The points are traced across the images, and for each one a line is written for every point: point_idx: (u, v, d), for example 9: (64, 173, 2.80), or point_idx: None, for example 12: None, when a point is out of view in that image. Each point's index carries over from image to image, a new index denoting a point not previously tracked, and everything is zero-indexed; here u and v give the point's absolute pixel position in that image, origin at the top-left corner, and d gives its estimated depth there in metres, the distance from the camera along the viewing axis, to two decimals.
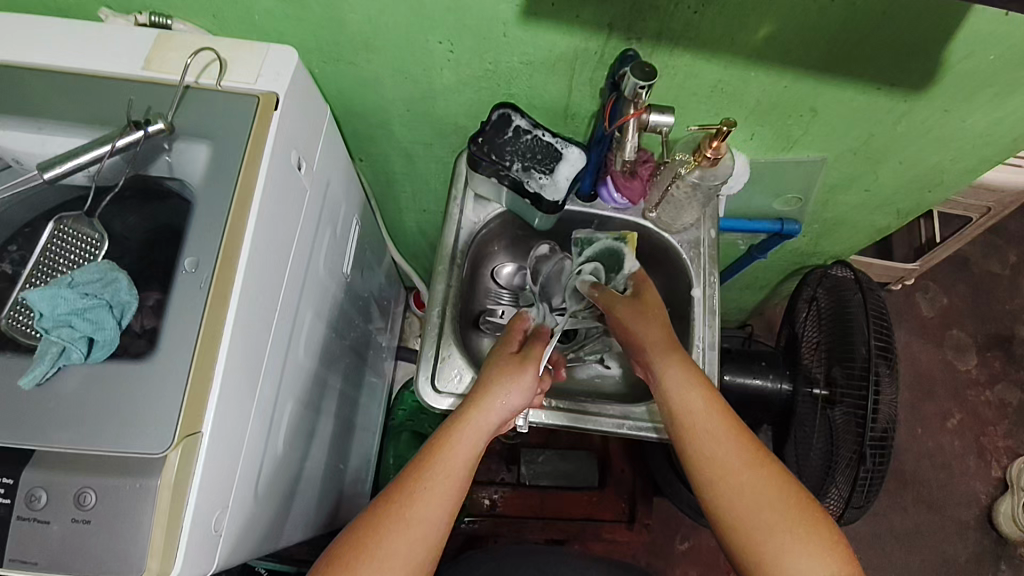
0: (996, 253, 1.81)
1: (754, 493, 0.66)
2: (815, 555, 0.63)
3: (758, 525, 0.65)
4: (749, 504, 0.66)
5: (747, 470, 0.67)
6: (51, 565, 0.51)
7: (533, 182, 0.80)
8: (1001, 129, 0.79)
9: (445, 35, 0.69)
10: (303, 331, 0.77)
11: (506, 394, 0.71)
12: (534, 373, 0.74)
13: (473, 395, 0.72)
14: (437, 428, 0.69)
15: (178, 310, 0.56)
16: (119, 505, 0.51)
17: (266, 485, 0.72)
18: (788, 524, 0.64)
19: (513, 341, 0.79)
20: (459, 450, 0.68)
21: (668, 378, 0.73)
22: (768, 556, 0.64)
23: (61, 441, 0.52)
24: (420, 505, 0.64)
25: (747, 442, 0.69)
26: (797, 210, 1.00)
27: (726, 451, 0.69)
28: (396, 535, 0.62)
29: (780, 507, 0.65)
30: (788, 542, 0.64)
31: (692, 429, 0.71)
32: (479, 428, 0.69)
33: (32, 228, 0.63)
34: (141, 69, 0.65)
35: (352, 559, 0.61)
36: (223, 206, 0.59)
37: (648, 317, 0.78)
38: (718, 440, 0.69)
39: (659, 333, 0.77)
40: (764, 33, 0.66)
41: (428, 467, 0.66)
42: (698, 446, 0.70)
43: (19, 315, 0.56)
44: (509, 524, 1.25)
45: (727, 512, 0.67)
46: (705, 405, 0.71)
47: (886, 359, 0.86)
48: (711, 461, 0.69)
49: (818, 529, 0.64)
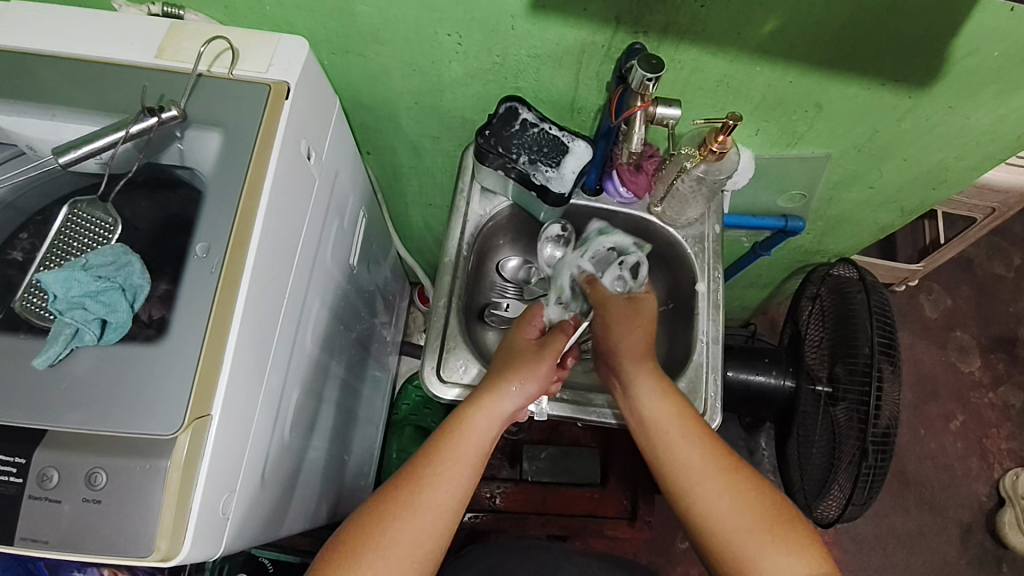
0: (1000, 255, 1.81)
1: (728, 499, 0.66)
2: (792, 555, 0.62)
3: (733, 528, 0.64)
4: (723, 507, 0.65)
5: (720, 477, 0.67)
6: (62, 543, 0.52)
7: (539, 175, 0.81)
8: (1006, 126, 0.79)
9: (454, 28, 0.70)
10: (310, 321, 0.78)
11: (523, 378, 0.72)
12: (553, 361, 0.75)
13: (487, 382, 0.73)
14: (445, 419, 0.70)
15: (190, 295, 0.56)
16: (129, 485, 0.52)
17: (271, 472, 0.73)
18: (764, 524, 0.64)
19: (532, 327, 0.80)
20: (467, 442, 0.68)
21: (637, 386, 0.74)
22: (743, 558, 0.63)
23: (72, 421, 0.52)
24: (429, 494, 0.64)
25: (716, 448, 0.69)
26: (802, 207, 1.01)
27: (695, 457, 0.68)
28: (401, 523, 0.62)
29: (754, 511, 0.65)
30: (766, 546, 0.63)
31: (667, 432, 0.71)
32: (494, 415, 0.70)
33: (44, 216, 0.64)
34: (155, 57, 0.66)
35: (358, 545, 0.61)
36: (234, 193, 0.60)
37: (630, 325, 0.78)
38: (688, 446, 0.69)
39: (630, 342, 0.77)
40: (770, 26, 0.66)
41: (430, 460, 0.66)
42: (671, 452, 0.70)
43: (33, 298, 0.57)
44: (511, 519, 1.25)
45: (702, 515, 0.66)
46: (676, 412, 0.72)
47: (890, 357, 0.87)
48: (682, 467, 0.69)
49: (795, 532, 0.64)
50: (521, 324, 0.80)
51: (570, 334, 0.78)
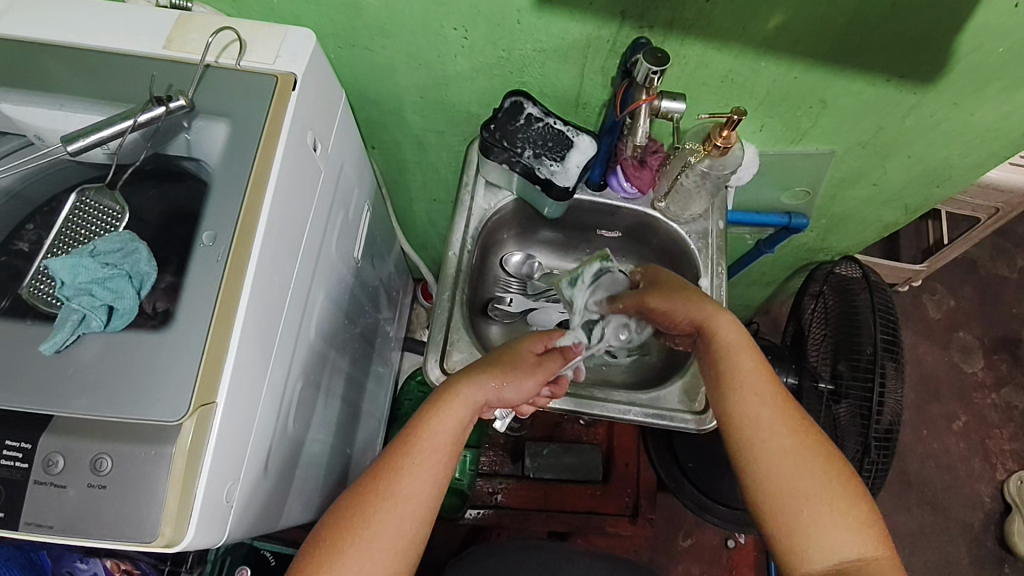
0: (1004, 256, 1.80)
1: (795, 463, 0.64)
2: (852, 530, 0.61)
3: (797, 496, 0.63)
4: (786, 473, 0.64)
5: (790, 439, 0.65)
6: (67, 528, 0.52)
7: (544, 169, 0.81)
8: (1011, 123, 0.80)
9: (460, 22, 0.71)
10: (314, 313, 0.79)
11: (506, 384, 0.71)
12: (539, 385, 0.73)
13: (462, 370, 0.72)
14: (422, 403, 0.68)
15: (196, 282, 0.57)
16: (135, 471, 0.52)
17: (275, 462, 0.73)
18: (825, 498, 0.62)
19: (540, 343, 0.78)
20: (443, 426, 0.66)
21: (722, 338, 0.71)
22: (802, 526, 0.62)
23: (78, 407, 0.53)
24: (410, 483, 0.62)
25: (792, 411, 0.67)
26: (806, 204, 1.01)
27: (770, 414, 0.67)
28: (386, 513, 0.61)
29: (820, 479, 0.63)
30: (826, 518, 0.62)
31: (737, 386, 0.68)
32: (467, 402, 0.68)
33: (50, 208, 0.65)
34: (164, 48, 0.66)
35: (342, 539, 0.59)
36: (240, 184, 0.60)
37: (681, 287, 0.77)
38: (763, 401, 0.67)
39: (691, 305, 0.74)
40: (776, 22, 0.67)
41: (411, 444, 0.64)
42: (739, 408, 0.68)
43: (40, 283, 0.57)
44: (513, 516, 1.26)
45: (766, 478, 0.64)
46: (759, 367, 0.69)
47: (892, 354, 0.88)
48: (754, 424, 0.67)
49: (858, 508, 0.62)
50: (530, 336, 0.78)
51: (568, 359, 0.79)
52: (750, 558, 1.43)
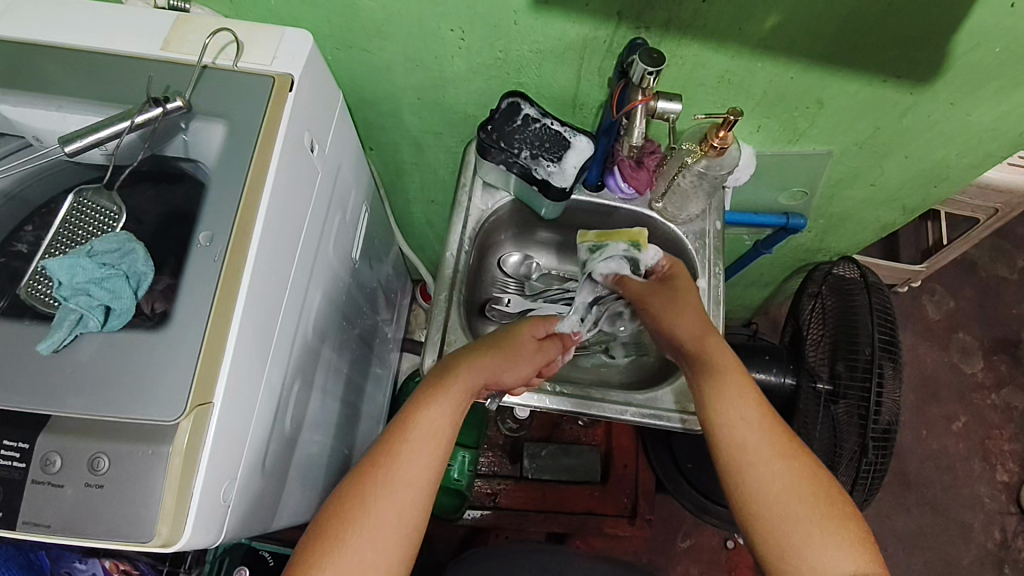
0: (1004, 257, 1.80)
1: (782, 480, 0.64)
2: (841, 549, 0.60)
3: (785, 511, 0.62)
4: (774, 489, 0.63)
5: (777, 458, 0.65)
6: (64, 527, 0.52)
7: (541, 170, 0.82)
8: (1008, 122, 0.80)
9: (457, 23, 0.71)
10: (311, 312, 0.79)
11: (503, 371, 0.73)
12: (535, 368, 0.77)
13: (458, 355, 0.73)
14: (418, 387, 0.69)
15: (192, 284, 0.57)
16: (132, 469, 0.52)
17: (271, 461, 0.73)
18: (813, 516, 0.62)
19: (543, 328, 0.81)
20: (435, 410, 0.66)
21: (714, 359, 0.73)
22: (790, 542, 0.61)
23: (75, 406, 0.53)
24: (407, 468, 0.62)
25: (777, 430, 0.67)
26: (803, 204, 1.01)
27: (756, 433, 0.67)
28: (382, 502, 0.60)
29: (808, 496, 0.63)
30: (814, 536, 0.61)
31: (723, 404, 0.69)
32: (463, 383, 0.69)
33: (48, 209, 0.65)
34: (161, 50, 0.67)
35: (342, 529, 0.58)
36: (237, 185, 0.60)
37: (679, 302, 0.79)
38: (751, 422, 0.67)
39: (694, 319, 0.77)
40: (771, 23, 0.67)
41: (405, 429, 0.65)
42: (727, 424, 0.68)
43: (37, 284, 0.57)
44: (510, 516, 1.26)
45: (756, 495, 0.64)
46: (747, 386, 0.70)
47: (890, 354, 0.87)
48: (741, 445, 0.67)
49: (847, 528, 0.61)
50: (533, 320, 0.81)
51: (566, 345, 0.83)
52: (749, 559, 1.43)
